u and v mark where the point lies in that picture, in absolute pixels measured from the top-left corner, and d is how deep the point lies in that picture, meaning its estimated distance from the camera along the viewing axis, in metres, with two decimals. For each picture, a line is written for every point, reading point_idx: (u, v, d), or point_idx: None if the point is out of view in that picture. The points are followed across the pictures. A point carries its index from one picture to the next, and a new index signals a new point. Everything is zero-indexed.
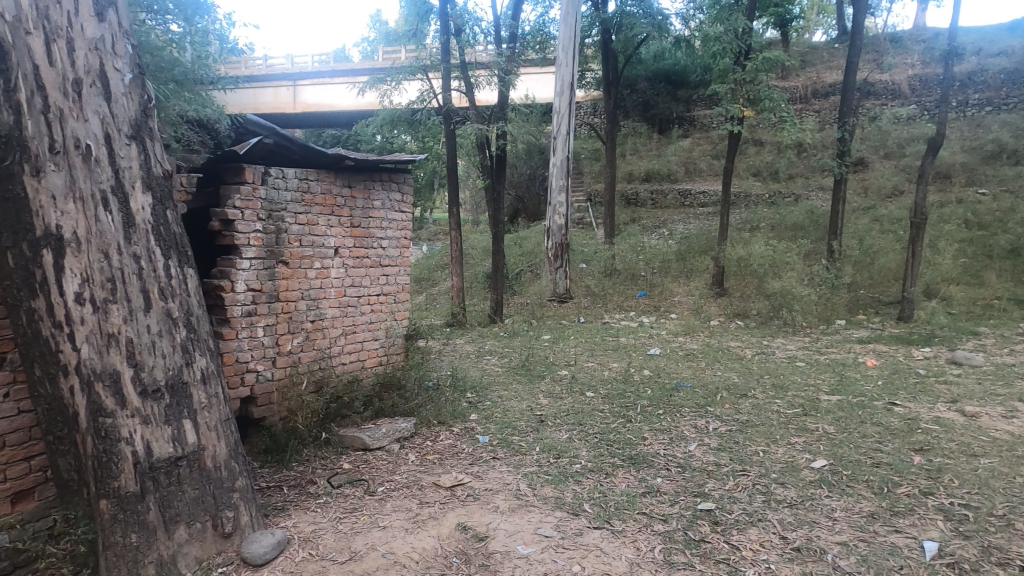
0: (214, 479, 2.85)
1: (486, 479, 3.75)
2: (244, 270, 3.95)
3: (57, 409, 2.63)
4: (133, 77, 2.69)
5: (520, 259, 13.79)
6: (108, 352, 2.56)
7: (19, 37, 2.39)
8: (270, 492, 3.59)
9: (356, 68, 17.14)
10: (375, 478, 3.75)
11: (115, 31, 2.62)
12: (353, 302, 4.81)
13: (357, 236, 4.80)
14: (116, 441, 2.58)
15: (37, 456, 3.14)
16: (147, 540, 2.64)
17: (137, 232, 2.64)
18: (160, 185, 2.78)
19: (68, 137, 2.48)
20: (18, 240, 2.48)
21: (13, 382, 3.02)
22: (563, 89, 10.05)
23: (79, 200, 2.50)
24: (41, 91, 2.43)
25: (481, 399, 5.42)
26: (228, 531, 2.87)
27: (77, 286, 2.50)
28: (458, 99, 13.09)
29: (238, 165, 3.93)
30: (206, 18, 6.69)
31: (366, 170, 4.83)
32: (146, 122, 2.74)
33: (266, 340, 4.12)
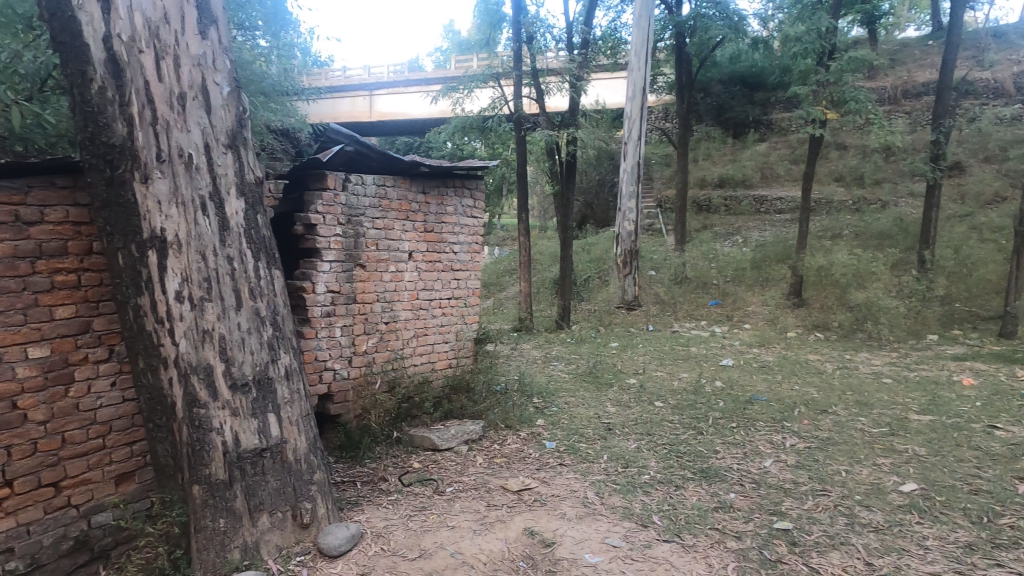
0: (295, 471, 2.99)
1: (553, 485, 3.74)
2: (325, 272, 4.13)
3: (157, 399, 2.82)
4: (230, 90, 2.88)
5: (588, 265, 13.71)
6: (203, 347, 2.73)
7: (133, 55, 2.59)
8: (345, 486, 3.73)
9: (430, 77, 17.56)
10: (443, 478, 3.82)
11: (216, 47, 2.81)
12: (425, 305, 4.93)
13: (431, 241, 4.92)
14: (208, 430, 2.75)
15: (138, 442, 3.42)
16: (234, 525, 2.80)
17: (231, 235, 2.82)
18: (252, 191, 2.95)
19: (173, 147, 2.68)
20: (128, 242, 2.69)
21: (119, 372, 3.30)
22: (635, 93, 9.90)
23: (181, 205, 2.69)
24: (151, 104, 2.63)
25: (548, 404, 5.42)
26: (306, 522, 3.00)
27: (177, 285, 2.68)
28: (528, 105, 13.17)
29: (321, 172, 4.11)
30: (290, 31, 7.03)
31: (440, 176, 4.93)
32: (241, 132, 2.92)
33: (344, 339, 4.29)
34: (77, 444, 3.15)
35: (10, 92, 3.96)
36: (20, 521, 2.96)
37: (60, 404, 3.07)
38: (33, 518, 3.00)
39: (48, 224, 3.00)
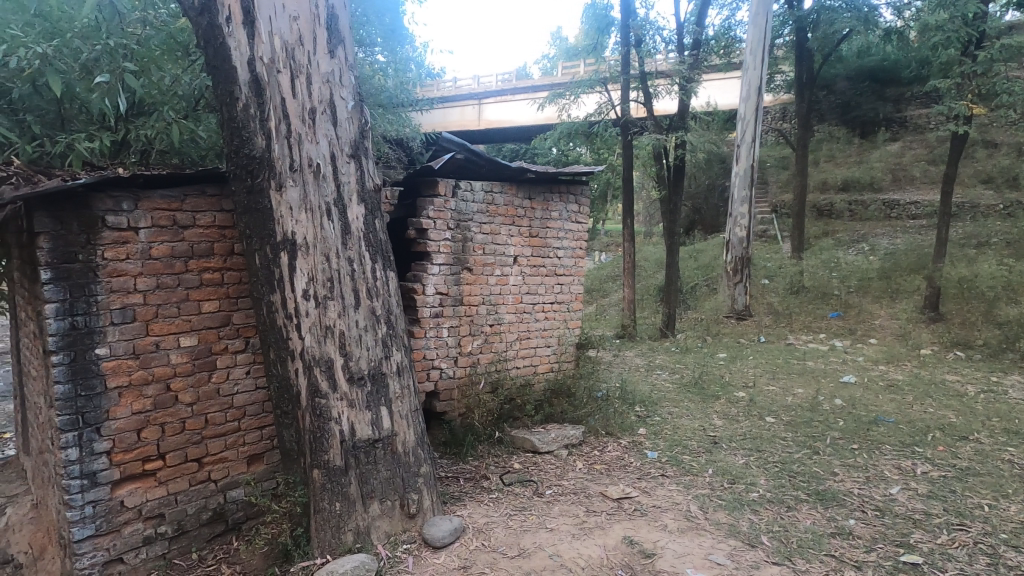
0: (403, 463, 3.15)
1: (654, 495, 3.66)
2: (434, 275, 4.31)
3: (284, 388, 3.08)
4: (354, 104, 3.10)
5: (695, 272, 13.28)
6: (325, 342, 2.95)
7: (272, 75, 2.86)
8: (448, 481, 3.87)
9: (537, 84, 17.76)
10: (543, 480, 3.87)
11: (343, 65, 3.04)
12: (529, 309, 5.00)
13: (535, 246, 4.99)
14: (327, 419, 2.96)
15: (268, 426, 3.74)
16: (348, 509, 3.00)
17: (352, 239, 3.03)
18: (372, 198, 3.16)
19: (304, 157, 2.92)
20: (264, 244, 2.96)
21: (253, 362, 3.64)
22: (749, 94, 9.45)
23: (310, 211, 2.93)
24: (287, 119, 2.89)
25: (651, 413, 5.31)
26: (412, 512, 3.15)
27: (305, 284, 2.92)
28: (636, 109, 12.97)
29: (433, 179, 4.30)
30: (405, 46, 7.41)
31: (546, 181, 4.99)
32: (363, 143, 3.13)
33: (450, 340, 4.45)
34: (217, 425, 3.51)
35: (171, 111, 4.49)
36: (170, 491, 3.35)
37: (204, 389, 3.44)
38: (180, 489, 3.39)
39: (199, 227, 3.39)
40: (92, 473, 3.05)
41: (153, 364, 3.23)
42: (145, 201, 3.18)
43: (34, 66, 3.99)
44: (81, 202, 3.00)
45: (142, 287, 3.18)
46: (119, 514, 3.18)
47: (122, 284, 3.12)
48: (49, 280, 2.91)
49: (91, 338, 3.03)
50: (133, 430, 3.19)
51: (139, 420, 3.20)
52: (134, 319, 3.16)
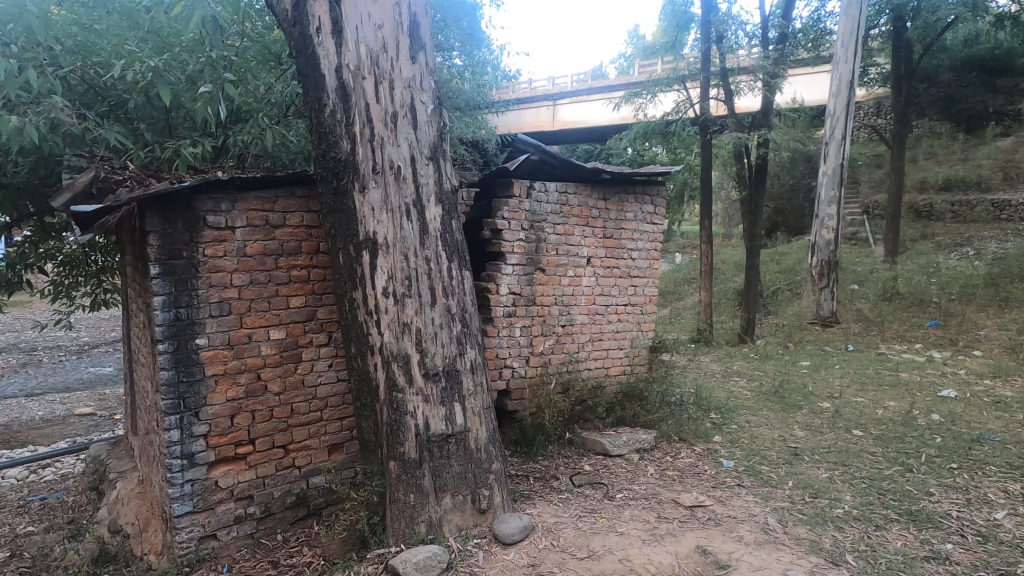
0: (475, 459, 3.21)
1: (730, 505, 3.55)
2: (508, 274, 4.37)
3: (363, 381, 3.20)
4: (434, 107, 3.19)
5: (777, 276, 12.72)
6: (403, 338, 3.05)
7: (358, 82, 2.99)
8: (518, 479, 3.92)
9: (613, 83, 17.55)
10: (614, 483, 3.83)
11: (423, 71, 3.13)
12: (602, 310, 4.96)
13: (610, 247, 4.94)
14: (404, 413, 3.06)
15: (348, 418, 3.90)
16: (422, 501, 3.08)
17: (430, 238, 3.12)
18: (449, 198, 3.23)
19: (386, 160, 3.03)
20: (347, 243, 3.09)
21: (335, 355, 3.81)
22: (840, 89, 8.95)
23: (391, 211, 3.04)
24: (370, 124, 3.01)
25: (726, 421, 5.14)
26: (483, 508, 3.21)
27: (384, 282, 3.03)
28: (715, 107, 12.58)
29: (508, 180, 4.36)
30: (482, 49, 7.53)
31: (622, 182, 4.93)
32: (441, 145, 3.22)
33: (523, 339, 4.49)
34: (301, 415, 3.69)
35: (265, 118, 4.78)
36: (259, 474, 3.57)
37: (290, 379, 3.63)
38: (268, 473, 3.60)
39: (289, 227, 3.58)
40: (191, 454, 3.31)
41: (245, 355, 3.45)
42: (241, 202, 3.40)
43: (147, 79, 4.35)
44: (186, 204, 3.26)
45: (237, 283, 3.41)
46: (213, 493, 3.42)
47: (220, 280, 3.35)
48: (158, 275, 3.18)
49: (193, 329, 3.29)
50: (227, 415, 3.42)
51: (233, 406, 3.43)
52: (230, 312, 3.39)
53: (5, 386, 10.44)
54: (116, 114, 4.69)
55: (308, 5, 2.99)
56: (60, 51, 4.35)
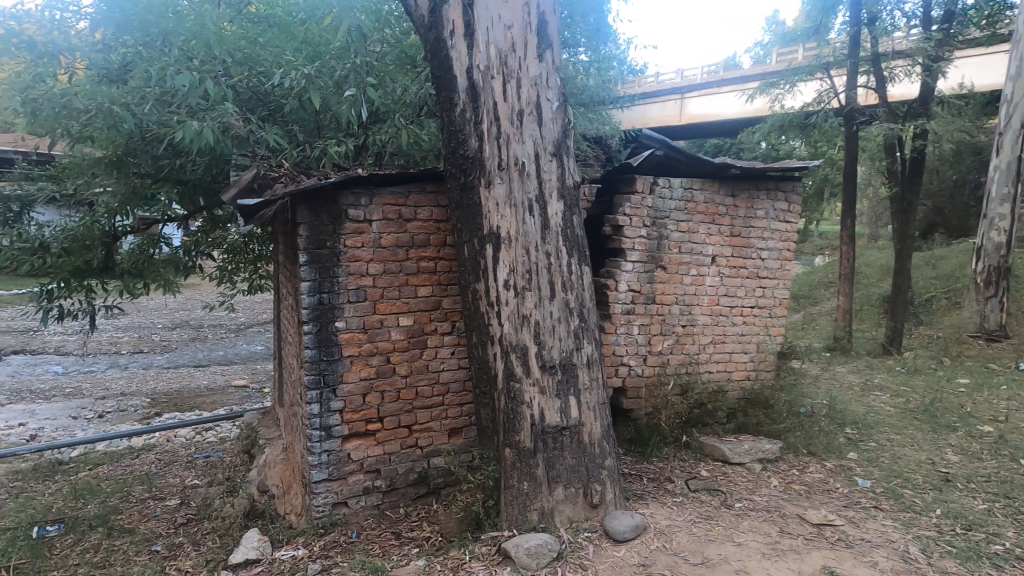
0: (588, 453, 3.24)
1: (863, 527, 3.28)
2: (628, 272, 4.32)
3: (482, 369, 3.32)
4: (559, 104, 3.23)
5: (933, 283, 11.42)
6: (522, 330, 3.14)
7: (487, 81, 3.11)
8: (632, 478, 3.88)
9: (747, 74, 16.63)
10: (732, 492, 3.68)
11: (550, 68, 3.19)
12: (726, 312, 4.75)
13: (736, 246, 4.72)
14: (520, 402, 3.14)
15: (467, 404, 4.06)
16: (535, 490, 3.15)
17: (551, 233, 3.18)
18: (571, 194, 3.27)
19: (511, 157, 3.12)
20: (472, 236, 3.22)
21: (457, 344, 3.98)
22: (1020, 70, 7.85)
23: (514, 206, 3.12)
24: (497, 121, 3.12)
25: (864, 438, 4.73)
26: (595, 502, 3.22)
27: (506, 275, 3.13)
28: (864, 96, 11.55)
29: (631, 176, 4.31)
30: (608, 44, 7.47)
31: (752, 178, 4.69)
32: (565, 141, 3.26)
33: (641, 338, 4.42)
34: (425, 398, 3.91)
35: (401, 118, 5.08)
36: (386, 450, 3.83)
37: (416, 364, 3.86)
38: (394, 450, 3.85)
39: (419, 221, 3.80)
40: (328, 427, 3.63)
41: (378, 338, 3.72)
42: (378, 197, 3.66)
43: (300, 85, 4.80)
44: (331, 199, 3.57)
45: (373, 271, 3.68)
46: (346, 464, 3.72)
47: (358, 268, 3.64)
48: (306, 263, 3.51)
49: (333, 313, 3.60)
50: (360, 394, 3.71)
51: (365, 385, 3.72)
52: (365, 299, 3.67)
53: (178, 357, 12.00)
54: (274, 118, 5.22)
55: (443, 10, 3.15)
56: (231, 63, 4.92)
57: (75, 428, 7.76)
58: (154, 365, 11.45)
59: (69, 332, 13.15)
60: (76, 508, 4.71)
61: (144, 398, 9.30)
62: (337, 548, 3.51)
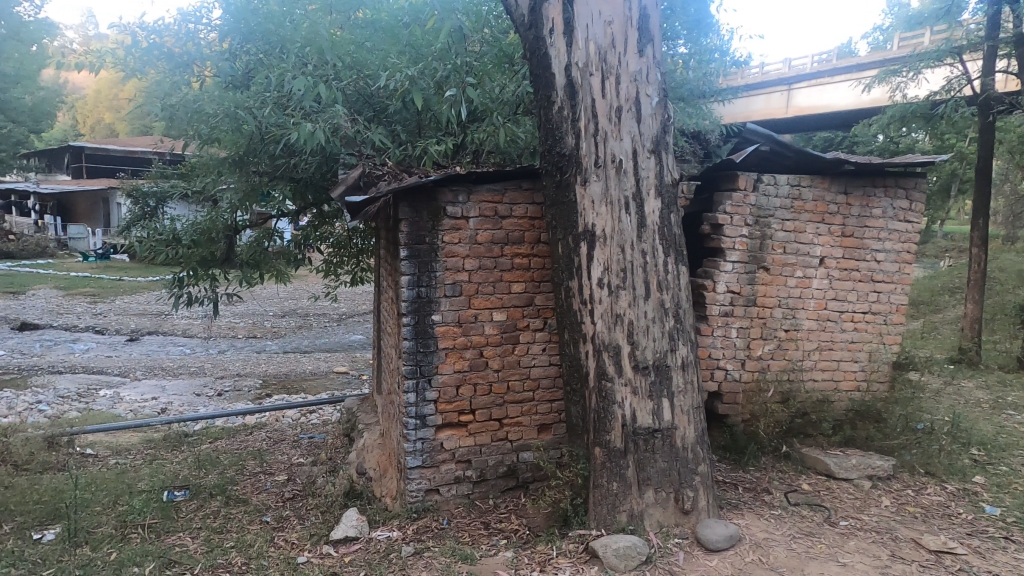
0: (681, 458, 3.16)
1: (990, 559, 2.98)
2: (727, 272, 4.16)
3: (573, 367, 3.32)
4: (659, 100, 3.16)
5: None
6: (615, 329, 3.10)
7: (585, 79, 3.09)
8: (726, 486, 3.75)
9: (864, 62, 15.48)
10: (837, 509, 3.46)
11: (650, 63, 3.13)
12: (834, 317, 4.45)
13: (848, 246, 4.41)
14: (612, 402, 3.12)
15: (557, 401, 4.08)
16: (624, 491, 3.12)
17: (647, 232, 3.12)
18: (669, 192, 3.19)
19: (608, 154, 3.10)
20: (567, 234, 3.22)
21: (549, 341, 4.00)
22: None
23: (610, 204, 3.09)
24: (595, 119, 3.10)
25: (994, 461, 4.29)
26: (687, 509, 3.14)
27: (600, 273, 3.11)
28: (1004, 82, 10.41)
29: (733, 172, 4.14)
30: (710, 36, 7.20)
31: (868, 174, 4.36)
32: (664, 138, 3.18)
33: (739, 341, 4.23)
34: (516, 393, 3.96)
35: (499, 116, 5.16)
36: (477, 442, 3.92)
37: (508, 358, 3.92)
38: (485, 442, 3.93)
39: (515, 218, 3.85)
40: (422, 416, 3.77)
41: (472, 332, 3.82)
42: (475, 194, 3.75)
43: (404, 86, 4.99)
44: (431, 196, 3.70)
45: (468, 267, 3.78)
46: (439, 453, 3.84)
47: (454, 263, 3.75)
48: (407, 257, 3.66)
49: (430, 306, 3.73)
50: (453, 385, 3.82)
51: (459, 377, 3.83)
52: (460, 293, 3.78)
53: (286, 343, 12.86)
54: (379, 118, 5.45)
55: (543, 9, 3.17)
56: (341, 67, 5.20)
57: (198, 404, 8.52)
58: (266, 349, 12.34)
59: (194, 316, 14.44)
60: (199, 476, 5.18)
61: (256, 379, 10.06)
62: (428, 533, 3.64)
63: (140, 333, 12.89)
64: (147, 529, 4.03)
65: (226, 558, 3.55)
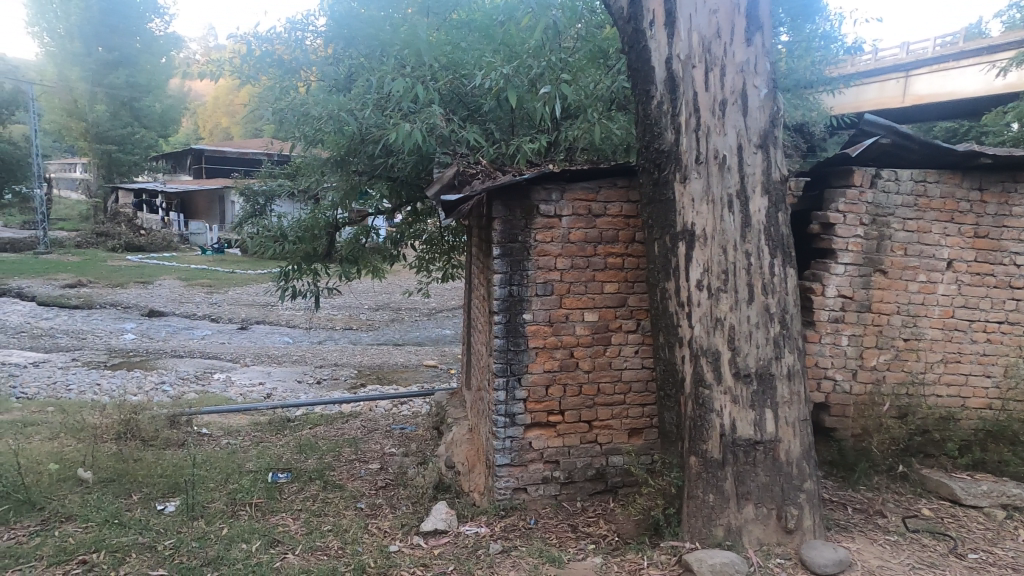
0: (785, 473, 2.97)
1: None
2: (838, 275, 3.86)
3: (668, 371, 3.18)
4: (767, 91, 2.97)
5: None
6: (714, 334, 2.95)
7: (687, 71, 2.96)
8: (834, 506, 3.50)
9: (997, 44, 13.94)
10: (964, 540, 3.14)
11: (759, 53, 2.94)
12: (963, 326, 4.02)
13: (981, 249, 3.97)
14: (709, 410, 2.97)
15: (649, 405, 3.95)
16: (721, 504, 2.97)
17: (752, 232, 2.95)
18: (777, 189, 3.00)
19: (710, 150, 2.95)
20: (663, 233, 3.10)
21: (642, 343, 3.88)
22: None
23: (711, 203, 2.95)
24: (696, 113, 2.96)
25: None
26: (790, 527, 2.96)
27: (699, 274, 2.97)
28: None
29: (847, 167, 3.83)
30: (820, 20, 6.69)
31: (1008, 167, 3.91)
32: (772, 132, 2.99)
33: (851, 350, 3.92)
34: (607, 395, 3.88)
35: (594, 112, 5.07)
36: (565, 443, 3.87)
37: (599, 360, 3.84)
38: (573, 443, 3.88)
39: (609, 216, 3.76)
40: (511, 414, 3.78)
41: (562, 332, 3.78)
42: (569, 192, 3.70)
43: (499, 85, 5.02)
44: (524, 194, 3.68)
45: (560, 266, 3.74)
46: (528, 452, 3.83)
47: (546, 262, 3.72)
48: (499, 256, 3.67)
49: (522, 305, 3.72)
50: (543, 385, 3.80)
51: (549, 377, 3.80)
52: (552, 292, 3.75)
53: (380, 335, 13.40)
54: (474, 117, 5.51)
55: (644, 0, 3.06)
56: (438, 67, 5.28)
57: (300, 391, 9.04)
58: (361, 341, 12.90)
59: (297, 308, 15.34)
60: (300, 461, 5.47)
61: (352, 369, 10.54)
62: (516, 532, 3.64)
63: (249, 322, 13.86)
64: (253, 507, 4.30)
65: (324, 541, 3.72)
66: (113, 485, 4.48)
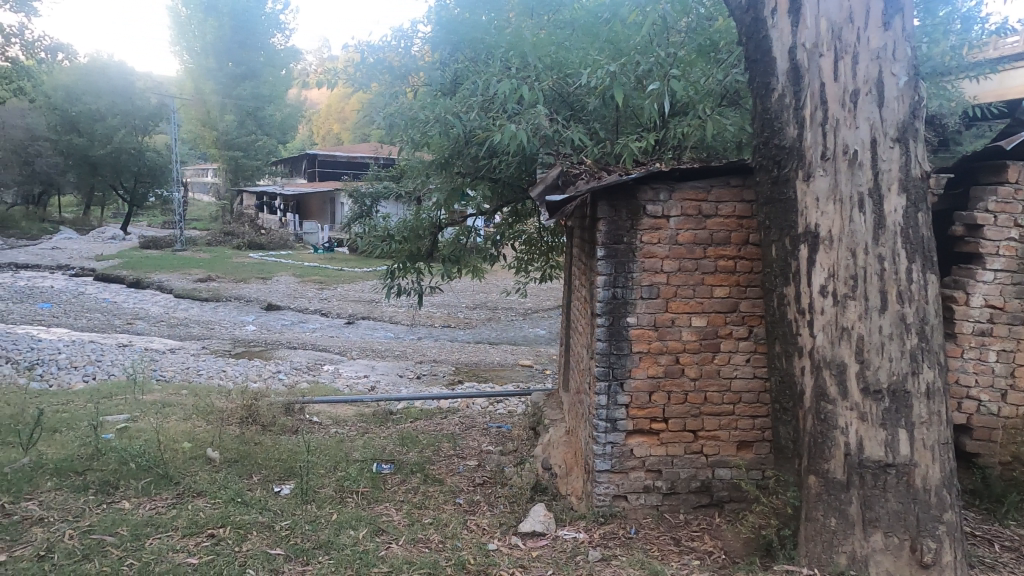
0: (921, 501, 2.69)
1: None
2: (986, 283, 3.45)
3: (784, 383, 2.97)
4: (907, 79, 2.71)
5: None
6: (840, 344, 2.72)
7: (813, 60, 2.75)
8: (977, 542, 3.14)
9: None
10: None
11: (898, 37, 2.69)
12: None
13: None
14: (832, 426, 2.75)
15: (760, 417, 3.73)
16: (845, 530, 2.75)
17: (886, 234, 2.69)
18: (916, 187, 2.72)
19: (839, 144, 2.72)
20: (782, 234, 2.90)
21: (754, 351, 3.67)
22: None
23: (839, 202, 2.72)
24: (823, 105, 2.74)
25: None
26: (927, 562, 2.68)
27: (823, 280, 2.75)
28: None
29: (999, 162, 3.41)
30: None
31: None
32: (912, 124, 2.72)
33: (1000, 367, 3.49)
34: (714, 404, 3.70)
35: (704, 108, 4.86)
36: (669, 452, 3.73)
37: (707, 367, 3.67)
38: (677, 453, 3.73)
39: (720, 217, 3.58)
40: (613, 419, 3.69)
41: (668, 337, 3.64)
42: (678, 192, 3.56)
43: (605, 83, 4.95)
44: (631, 194, 3.58)
45: (667, 268, 3.60)
46: (629, 459, 3.73)
47: (653, 264, 3.60)
48: (603, 257, 3.59)
49: (626, 308, 3.62)
50: (646, 391, 3.68)
51: (652, 383, 3.68)
52: (657, 296, 3.62)
53: (476, 334, 13.65)
54: (577, 117, 5.46)
55: None
56: (543, 67, 5.27)
57: (401, 385, 9.39)
58: (458, 339, 13.19)
59: (399, 305, 15.97)
60: (402, 453, 5.66)
61: (450, 366, 10.80)
62: (615, 540, 3.56)
63: (355, 318, 14.60)
64: (359, 495, 4.49)
65: (425, 533, 3.82)
66: (237, 465, 4.86)
